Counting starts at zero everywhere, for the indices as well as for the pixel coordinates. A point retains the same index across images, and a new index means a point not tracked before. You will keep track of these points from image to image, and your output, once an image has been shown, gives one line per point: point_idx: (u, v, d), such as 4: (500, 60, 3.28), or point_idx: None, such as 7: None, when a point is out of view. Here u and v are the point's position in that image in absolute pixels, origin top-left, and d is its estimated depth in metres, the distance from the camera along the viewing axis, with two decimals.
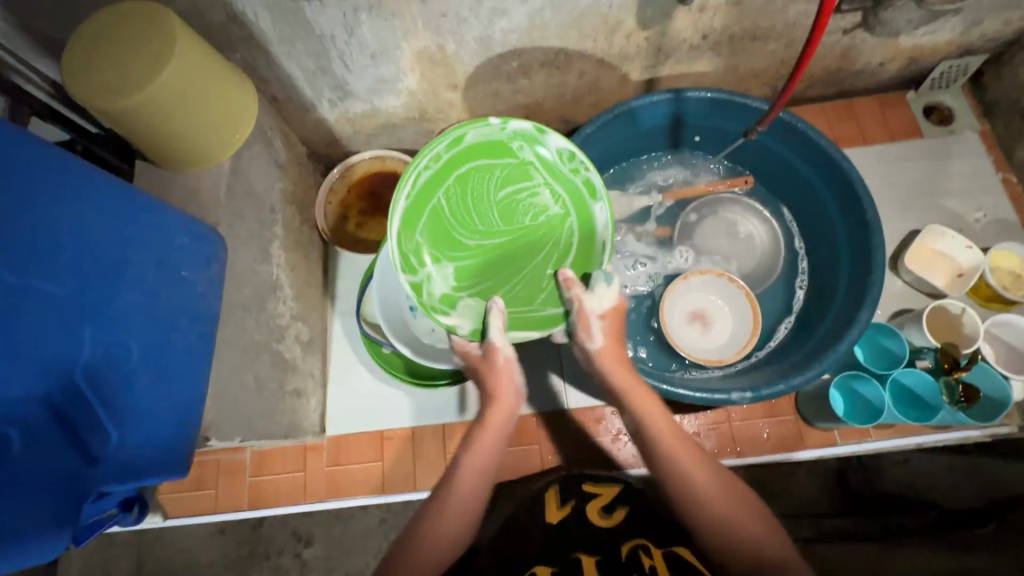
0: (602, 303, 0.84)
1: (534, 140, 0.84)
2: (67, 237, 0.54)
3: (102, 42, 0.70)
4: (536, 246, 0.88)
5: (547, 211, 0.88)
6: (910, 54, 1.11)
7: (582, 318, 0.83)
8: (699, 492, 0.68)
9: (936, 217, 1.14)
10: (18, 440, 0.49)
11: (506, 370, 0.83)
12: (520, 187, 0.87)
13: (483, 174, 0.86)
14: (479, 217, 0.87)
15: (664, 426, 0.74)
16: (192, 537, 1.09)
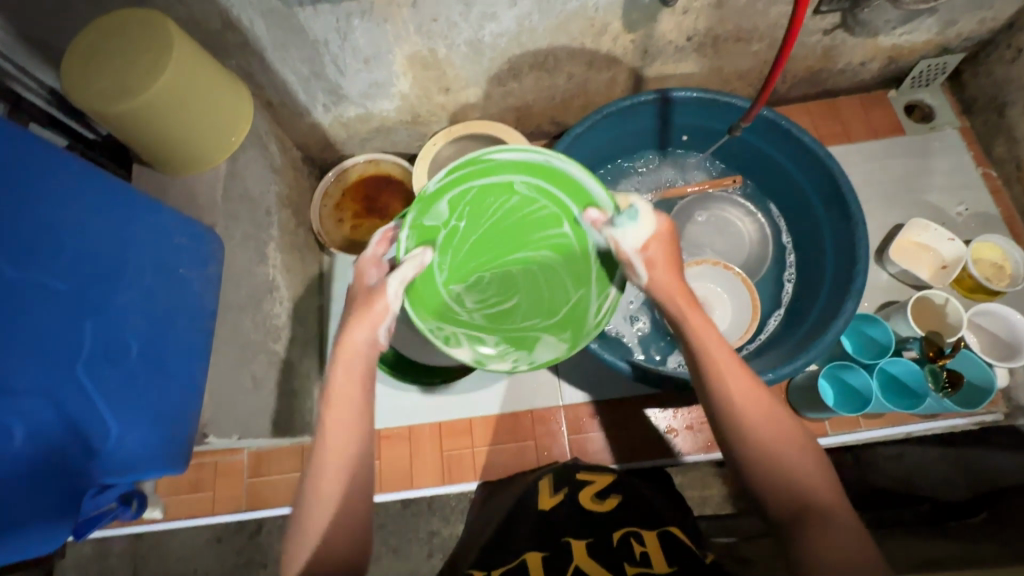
0: (639, 237, 0.71)
1: (481, 348, 0.85)
2: (68, 233, 0.56)
3: (100, 49, 0.72)
4: (479, 235, 0.84)
5: (465, 270, 0.86)
6: (890, 54, 1.14)
7: (624, 259, 0.73)
8: (750, 425, 0.63)
9: (918, 212, 1.17)
10: (19, 432, 0.50)
11: (364, 321, 0.70)
12: (486, 304, 0.87)
13: (529, 309, 0.87)
14: (530, 275, 0.87)
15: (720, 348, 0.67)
16: (188, 543, 1.08)
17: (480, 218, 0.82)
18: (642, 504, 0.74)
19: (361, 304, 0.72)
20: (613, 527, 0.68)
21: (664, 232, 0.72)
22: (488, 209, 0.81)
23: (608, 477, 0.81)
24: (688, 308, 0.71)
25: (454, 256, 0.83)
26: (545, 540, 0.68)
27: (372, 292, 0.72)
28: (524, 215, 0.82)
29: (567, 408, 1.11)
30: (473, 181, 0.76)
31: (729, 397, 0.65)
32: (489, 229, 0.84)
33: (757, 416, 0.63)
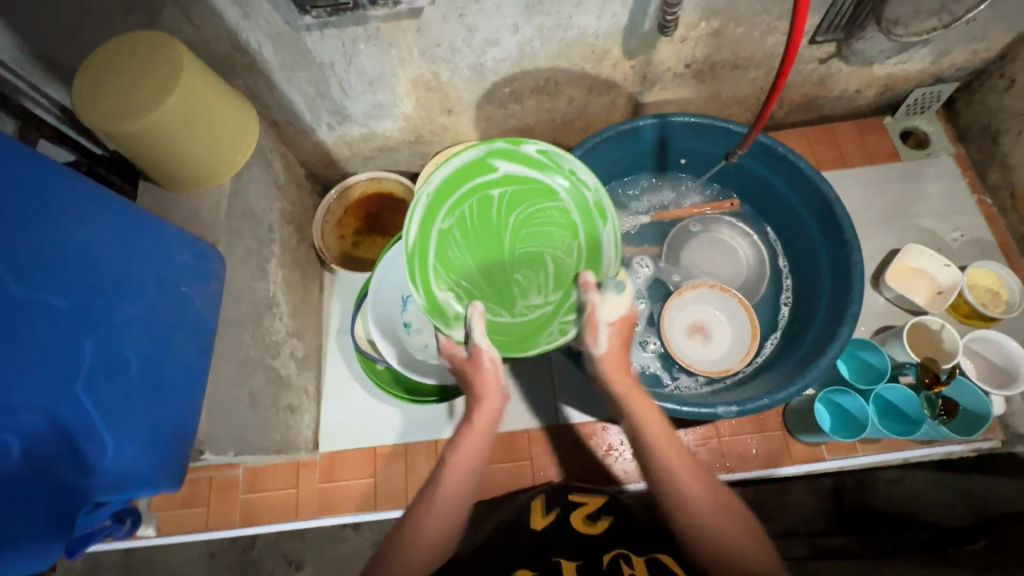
0: (613, 312, 0.80)
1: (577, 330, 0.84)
2: (73, 251, 0.57)
3: (110, 70, 0.74)
4: (471, 257, 0.86)
5: (506, 287, 0.87)
6: (884, 82, 1.16)
7: (592, 325, 0.80)
8: (694, 504, 0.65)
9: (915, 237, 1.18)
10: (17, 448, 0.50)
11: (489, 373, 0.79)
12: (545, 297, 0.87)
13: (566, 254, 0.86)
14: (539, 233, 0.87)
15: (660, 429, 0.72)
16: (178, 561, 1.08)
17: (463, 241, 0.85)
18: (634, 526, 0.74)
19: (471, 370, 0.80)
20: (603, 549, 0.69)
21: (631, 318, 0.81)
22: (467, 238, 0.85)
23: (601, 498, 0.81)
24: (632, 396, 0.76)
25: (471, 295, 0.86)
26: (536, 559, 0.68)
27: (467, 360, 0.81)
28: (490, 208, 0.85)
29: (564, 428, 1.11)
30: (437, 212, 0.82)
31: (670, 477, 0.68)
32: (482, 251, 0.86)
33: (699, 492, 0.66)
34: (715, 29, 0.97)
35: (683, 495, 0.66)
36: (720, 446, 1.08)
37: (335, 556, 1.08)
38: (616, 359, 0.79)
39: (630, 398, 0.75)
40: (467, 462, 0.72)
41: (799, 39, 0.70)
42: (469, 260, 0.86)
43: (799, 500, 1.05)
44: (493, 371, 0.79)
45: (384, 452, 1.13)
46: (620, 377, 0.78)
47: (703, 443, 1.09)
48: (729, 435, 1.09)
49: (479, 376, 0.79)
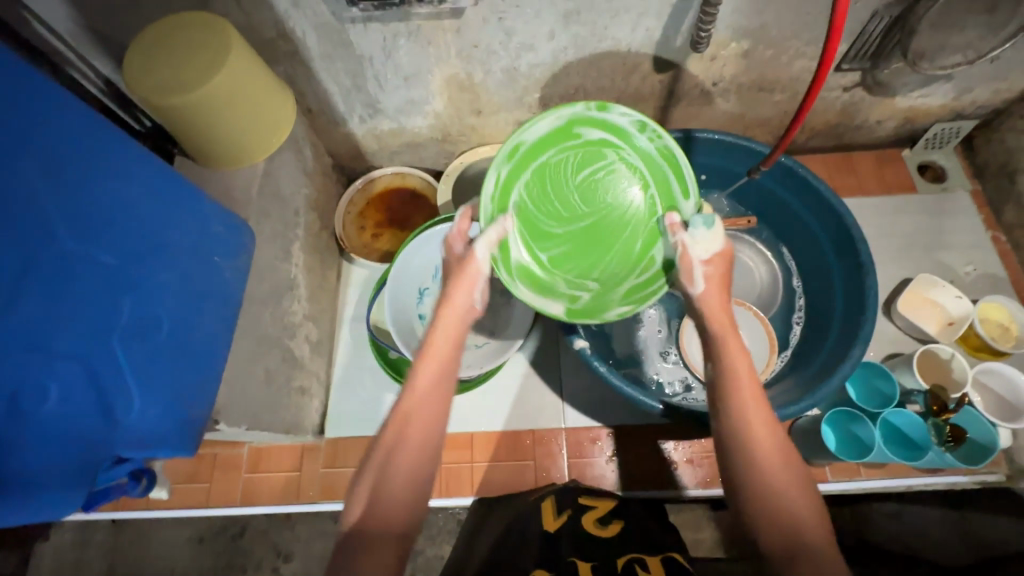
0: (709, 249, 0.81)
1: (621, 132, 0.88)
2: (119, 212, 0.59)
3: (162, 47, 0.77)
4: (613, 252, 0.92)
5: (618, 198, 0.92)
6: (905, 114, 1.19)
7: (686, 265, 0.81)
8: (765, 456, 0.62)
9: (929, 267, 1.19)
10: (53, 393, 0.52)
11: (466, 279, 0.79)
12: (596, 171, 0.91)
13: (565, 162, 0.90)
14: (556, 203, 0.92)
15: (749, 373, 0.68)
16: (169, 542, 1.10)
17: (599, 259, 0.92)
18: (644, 533, 0.75)
19: (454, 271, 0.80)
20: (618, 553, 0.69)
21: (727, 253, 0.81)
22: (614, 258, 0.92)
23: (610, 504, 0.82)
24: (728, 335, 0.73)
25: (648, 239, 0.91)
26: (551, 560, 0.68)
27: (461, 260, 0.81)
28: (560, 252, 0.92)
29: (569, 431, 1.11)
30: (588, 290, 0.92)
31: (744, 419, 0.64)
32: (611, 232, 0.92)
33: (771, 447, 0.62)
34: (744, 50, 0.99)
35: (752, 442, 0.63)
36: None
37: (325, 549, 1.09)
38: (711, 299, 0.78)
39: (726, 337, 0.73)
40: (440, 371, 0.70)
41: (824, 80, 0.71)
42: (621, 246, 0.92)
43: None
44: (474, 277, 0.79)
45: None
46: (716, 320, 0.75)
47: (706, 456, 1.08)
48: None
49: (461, 276, 0.79)
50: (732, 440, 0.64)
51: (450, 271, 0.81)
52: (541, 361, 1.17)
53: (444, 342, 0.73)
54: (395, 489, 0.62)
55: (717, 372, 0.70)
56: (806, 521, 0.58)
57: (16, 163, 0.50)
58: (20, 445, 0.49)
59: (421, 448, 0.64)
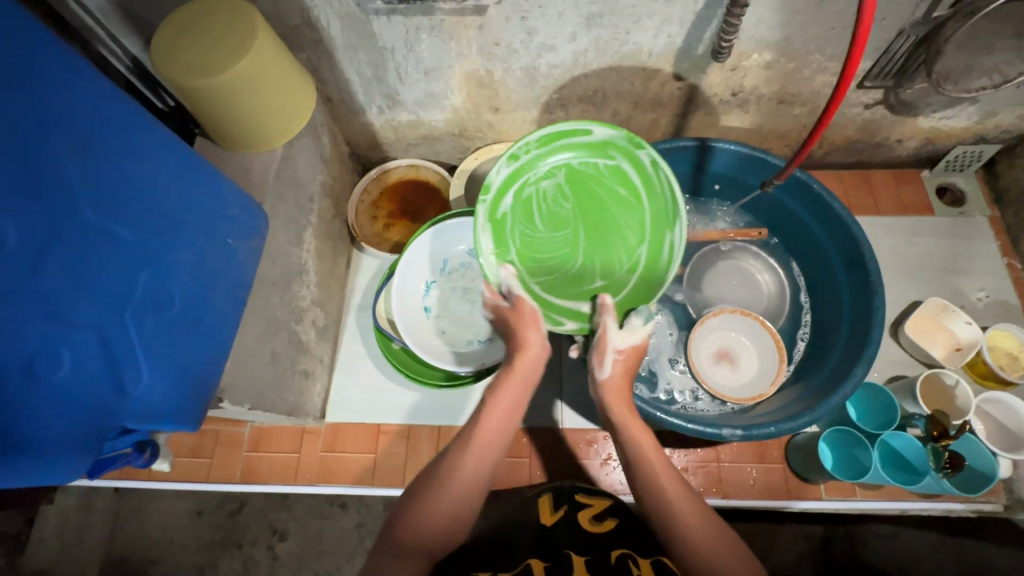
0: (628, 339, 0.85)
1: (514, 173, 0.88)
2: (139, 190, 0.61)
3: (190, 31, 0.78)
4: (615, 214, 0.90)
5: (565, 192, 0.90)
6: (927, 135, 1.17)
7: (601, 350, 0.85)
8: (688, 529, 0.66)
9: (940, 291, 1.18)
10: (67, 360, 0.53)
11: (532, 325, 0.86)
12: (538, 210, 0.90)
13: (524, 229, 0.90)
14: (560, 245, 0.91)
15: (656, 465, 0.72)
16: (171, 513, 1.15)
17: (622, 230, 0.90)
18: (640, 526, 0.76)
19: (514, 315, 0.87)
20: (611, 545, 0.71)
21: (642, 348, 0.86)
22: (630, 214, 0.90)
23: (606, 500, 0.82)
24: (633, 435, 0.76)
25: (618, 174, 0.89)
26: (547, 553, 0.70)
27: (512, 308, 0.87)
28: (605, 260, 0.91)
29: (566, 432, 1.12)
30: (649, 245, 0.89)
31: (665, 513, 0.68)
32: (601, 205, 0.90)
33: (696, 523, 0.66)
34: (767, 61, 0.99)
35: (678, 528, 0.66)
36: (719, 471, 1.07)
37: (319, 531, 1.13)
38: (617, 401, 0.81)
39: (631, 440, 0.76)
40: (506, 408, 0.77)
41: (844, 93, 0.71)
42: (614, 204, 0.90)
43: (788, 544, 1.08)
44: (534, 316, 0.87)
45: (388, 429, 1.15)
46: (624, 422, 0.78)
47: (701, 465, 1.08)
48: (729, 461, 1.08)
49: (523, 318, 0.86)
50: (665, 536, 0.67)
51: (507, 321, 0.87)
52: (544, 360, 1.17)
53: (524, 368, 0.83)
54: (441, 513, 0.67)
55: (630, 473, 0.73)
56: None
57: (44, 137, 0.52)
58: (31, 410, 0.50)
59: (476, 475, 0.70)
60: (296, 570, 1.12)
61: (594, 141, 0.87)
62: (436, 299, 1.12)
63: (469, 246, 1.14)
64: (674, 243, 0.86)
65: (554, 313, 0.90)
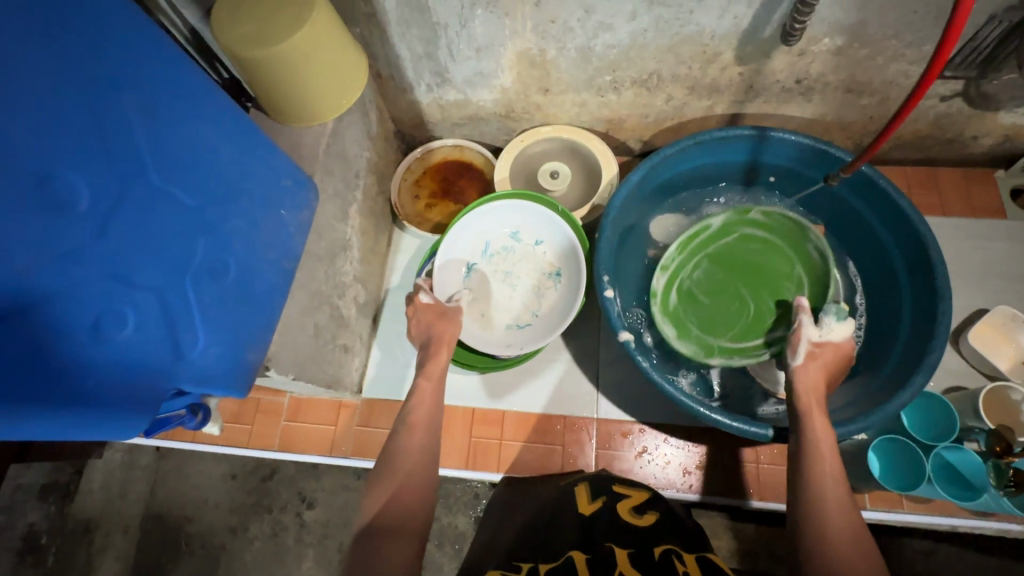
0: (827, 336, 0.86)
1: (666, 275, 1.05)
2: (200, 156, 0.62)
3: (250, 1, 0.78)
4: (764, 260, 1.06)
5: (712, 268, 1.07)
6: (1006, 132, 1.09)
7: (795, 341, 0.87)
8: (833, 523, 0.66)
9: (1007, 300, 1.11)
10: (132, 320, 0.55)
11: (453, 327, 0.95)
12: (700, 292, 1.06)
13: (697, 312, 1.05)
14: (735, 305, 1.04)
15: (830, 469, 0.72)
16: (208, 475, 1.19)
17: (778, 267, 1.04)
18: (679, 524, 0.74)
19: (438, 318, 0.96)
20: (655, 541, 0.69)
21: (843, 348, 0.85)
22: (773, 256, 1.05)
23: (645, 493, 0.81)
24: (821, 441, 0.75)
25: (748, 236, 1.07)
26: (588, 544, 0.68)
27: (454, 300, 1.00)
28: (779, 295, 1.03)
29: (600, 422, 1.11)
30: (803, 263, 1.03)
31: (828, 518, 0.67)
32: (750, 263, 1.06)
33: (842, 519, 0.66)
34: (838, 47, 0.93)
35: (825, 528, 0.66)
36: (757, 472, 1.05)
37: (346, 503, 1.15)
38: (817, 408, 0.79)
39: (818, 442, 0.75)
40: (430, 395, 0.85)
41: (926, 90, 0.67)
42: (760, 259, 1.06)
43: None
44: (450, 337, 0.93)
45: None
46: (816, 429, 0.76)
47: (737, 465, 1.06)
48: (768, 463, 1.06)
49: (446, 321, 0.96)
50: (804, 521, 0.69)
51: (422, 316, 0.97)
52: (581, 349, 1.15)
53: (434, 372, 0.88)
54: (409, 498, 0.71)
55: (806, 468, 0.73)
56: None
57: (113, 100, 0.53)
58: (94, 366, 0.52)
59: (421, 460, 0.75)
60: (324, 539, 1.14)
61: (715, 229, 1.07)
62: (476, 282, 1.11)
63: (510, 230, 1.13)
64: (821, 247, 1.01)
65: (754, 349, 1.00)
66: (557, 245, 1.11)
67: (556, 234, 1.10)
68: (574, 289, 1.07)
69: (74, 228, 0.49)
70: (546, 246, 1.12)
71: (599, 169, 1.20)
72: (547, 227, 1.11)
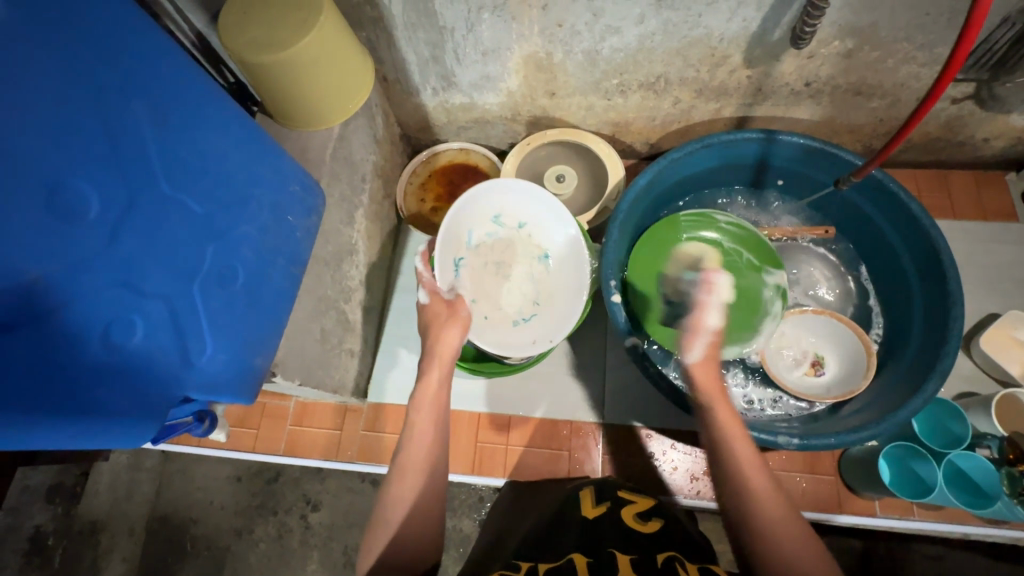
0: (708, 302, 0.86)
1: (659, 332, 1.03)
2: (208, 162, 0.62)
3: (256, 6, 0.78)
4: (699, 257, 1.07)
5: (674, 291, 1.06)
6: (1018, 135, 1.08)
7: (694, 333, 0.83)
8: (767, 520, 0.64)
9: (1018, 305, 1.10)
10: (141, 329, 0.55)
11: (456, 327, 0.91)
12: None
13: None
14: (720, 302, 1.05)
15: (749, 460, 0.69)
16: (213, 478, 1.18)
17: (715, 254, 1.07)
18: (686, 531, 0.73)
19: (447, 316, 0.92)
20: (658, 548, 0.67)
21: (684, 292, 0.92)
22: (701, 251, 1.07)
23: (650, 500, 0.80)
24: (732, 437, 0.72)
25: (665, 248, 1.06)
26: (589, 548, 0.67)
27: (448, 303, 0.94)
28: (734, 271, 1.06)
29: (607, 427, 1.10)
30: (726, 235, 1.06)
31: (772, 526, 0.63)
32: None
33: (778, 511, 0.65)
34: (848, 49, 0.92)
35: (760, 526, 0.64)
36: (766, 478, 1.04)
37: (351, 506, 1.15)
38: (716, 398, 0.77)
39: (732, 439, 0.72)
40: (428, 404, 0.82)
41: (941, 92, 0.67)
42: (696, 259, 1.07)
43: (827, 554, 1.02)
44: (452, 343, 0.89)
45: None
46: (723, 423, 0.74)
47: None
48: (777, 469, 1.04)
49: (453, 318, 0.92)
50: (739, 524, 0.66)
51: (434, 315, 0.93)
52: (587, 353, 1.15)
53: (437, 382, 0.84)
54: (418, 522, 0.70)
55: (725, 464, 0.70)
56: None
57: (125, 107, 0.53)
58: (102, 375, 0.52)
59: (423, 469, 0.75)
60: (329, 542, 1.14)
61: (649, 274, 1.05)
62: (469, 281, 1.02)
63: (492, 215, 1.05)
64: (729, 219, 1.05)
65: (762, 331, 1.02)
66: (543, 225, 1.05)
67: (542, 214, 1.04)
68: (573, 270, 1.03)
69: (85, 237, 0.49)
70: (530, 228, 1.05)
71: (606, 172, 1.19)
72: (532, 207, 1.04)
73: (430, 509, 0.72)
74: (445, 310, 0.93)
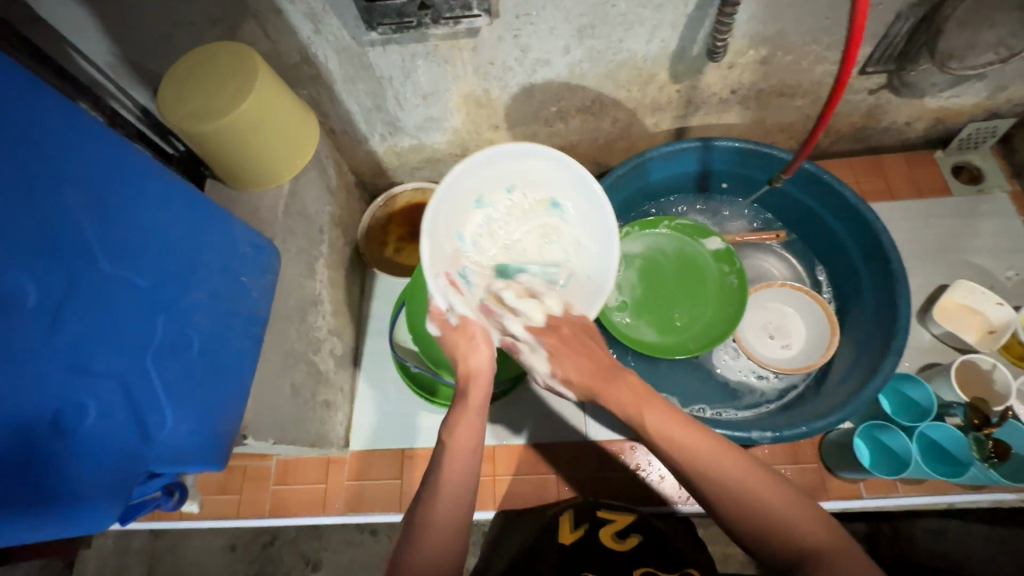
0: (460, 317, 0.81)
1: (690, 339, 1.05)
2: (152, 237, 0.63)
3: (191, 78, 0.80)
4: (650, 268, 1.10)
5: (662, 303, 1.09)
6: (936, 115, 1.15)
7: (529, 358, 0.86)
8: (754, 493, 0.63)
9: (964, 273, 1.15)
10: (93, 411, 0.55)
11: (481, 345, 0.82)
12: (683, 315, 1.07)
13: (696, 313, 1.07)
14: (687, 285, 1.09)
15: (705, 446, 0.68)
16: (203, 552, 1.14)
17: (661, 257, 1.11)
18: (664, 544, 0.75)
19: (459, 338, 0.82)
20: (632, 566, 0.71)
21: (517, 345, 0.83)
22: (655, 266, 1.10)
23: (630, 516, 0.81)
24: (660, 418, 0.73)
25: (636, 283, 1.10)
26: (569, 573, 0.69)
27: (456, 330, 0.82)
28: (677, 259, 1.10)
29: (588, 445, 1.10)
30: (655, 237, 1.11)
31: (739, 495, 0.63)
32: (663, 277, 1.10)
33: (748, 479, 0.64)
34: (764, 56, 0.98)
35: (749, 505, 0.63)
36: None
37: (351, 559, 1.13)
38: (666, 424, 0.72)
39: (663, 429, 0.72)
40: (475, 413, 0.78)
41: (846, 82, 0.71)
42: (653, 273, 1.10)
43: None
44: (472, 336, 0.82)
45: (411, 454, 1.15)
46: (685, 449, 0.69)
47: None
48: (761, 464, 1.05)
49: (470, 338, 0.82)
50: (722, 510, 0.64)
51: (457, 349, 0.83)
52: None
53: (478, 400, 0.80)
54: (437, 534, 0.65)
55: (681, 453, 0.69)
56: (810, 533, 0.60)
57: (59, 194, 0.53)
58: (57, 460, 0.51)
59: (453, 493, 0.69)
60: None
61: (655, 316, 1.08)
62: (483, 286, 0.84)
63: (475, 200, 0.83)
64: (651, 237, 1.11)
65: (724, 278, 1.08)
66: (530, 177, 0.84)
67: (523, 161, 0.82)
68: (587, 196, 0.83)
69: (27, 328, 0.49)
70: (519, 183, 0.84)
71: None
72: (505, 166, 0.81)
73: (457, 514, 0.68)
74: (461, 341, 0.82)
